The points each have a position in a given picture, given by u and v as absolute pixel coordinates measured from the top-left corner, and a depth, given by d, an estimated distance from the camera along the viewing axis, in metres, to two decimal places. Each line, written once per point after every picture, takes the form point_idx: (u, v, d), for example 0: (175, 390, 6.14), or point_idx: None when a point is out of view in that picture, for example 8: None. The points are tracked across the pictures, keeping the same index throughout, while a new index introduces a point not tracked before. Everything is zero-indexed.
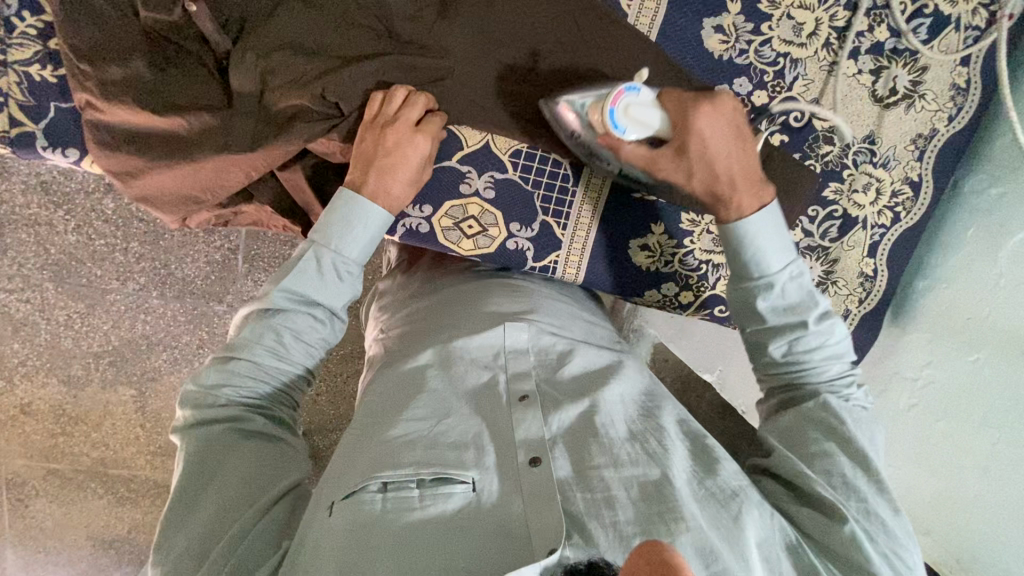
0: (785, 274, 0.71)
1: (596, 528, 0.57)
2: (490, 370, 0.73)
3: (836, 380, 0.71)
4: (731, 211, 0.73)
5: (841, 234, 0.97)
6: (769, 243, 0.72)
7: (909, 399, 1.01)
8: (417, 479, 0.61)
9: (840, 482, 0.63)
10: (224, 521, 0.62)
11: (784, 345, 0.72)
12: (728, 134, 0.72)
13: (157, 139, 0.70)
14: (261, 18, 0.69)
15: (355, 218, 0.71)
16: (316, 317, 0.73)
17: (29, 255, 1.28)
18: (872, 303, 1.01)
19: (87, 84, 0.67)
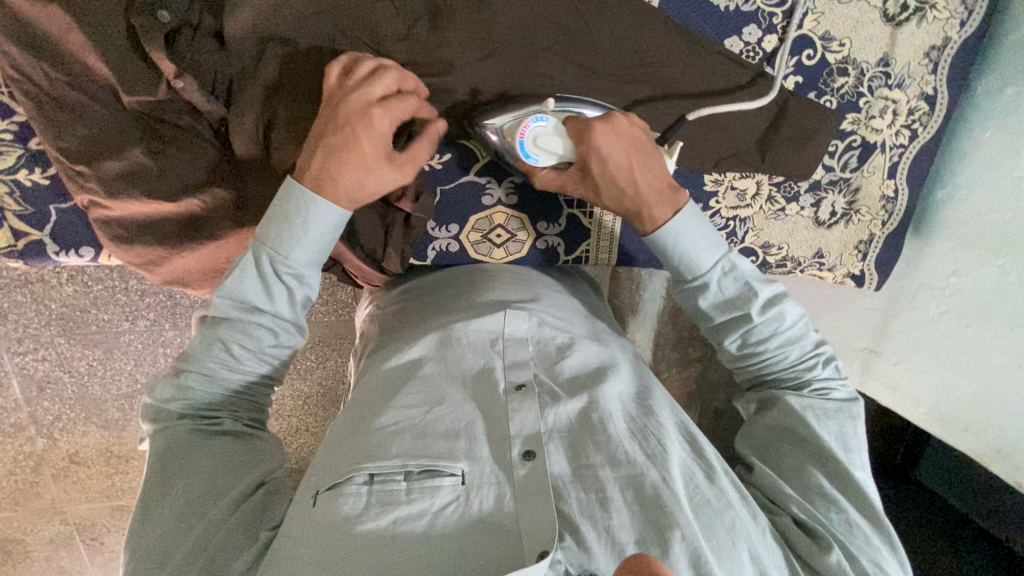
0: (717, 271, 0.70)
1: (589, 532, 0.55)
2: (486, 357, 0.69)
3: (798, 364, 0.72)
4: (648, 221, 0.71)
5: (861, 162, 0.95)
6: (692, 245, 0.70)
7: (938, 308, 1.04)
8: (404, 471, 0.57)
9: (821, 495, 0.64)
10: (188, 521, 0.56)
11: (734, 339, 0.72)
12: (631, 144, 0.69)
13: (173, 225, 0.67)
14: (248, 73, 0.62)
15: (292, 210, 0.61)
16: (265, 325, 0.63)
17: (30, 313, 1.10)
18: (895, 223, 1.02)
19: (88, 185, 0.64)
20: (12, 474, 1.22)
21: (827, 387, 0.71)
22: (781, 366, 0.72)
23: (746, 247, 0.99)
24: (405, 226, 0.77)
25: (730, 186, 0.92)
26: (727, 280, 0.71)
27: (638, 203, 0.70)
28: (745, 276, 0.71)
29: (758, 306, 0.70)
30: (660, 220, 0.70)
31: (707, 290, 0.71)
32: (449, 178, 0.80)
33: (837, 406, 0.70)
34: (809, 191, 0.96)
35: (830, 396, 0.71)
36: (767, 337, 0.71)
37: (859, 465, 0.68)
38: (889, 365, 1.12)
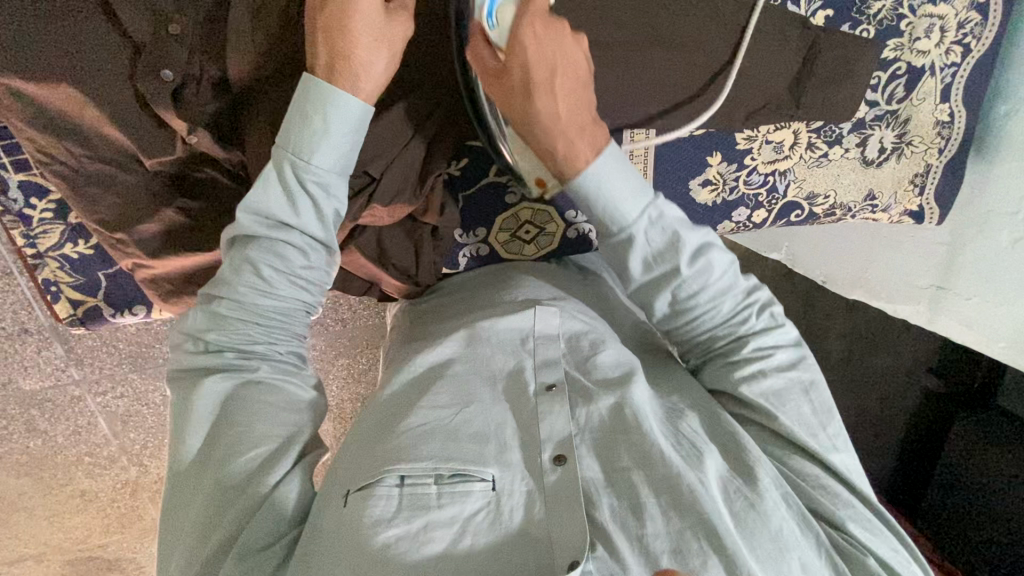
0: (643, 221, 0.62)
1: (623, 545, 0.53)
2: (515, 357, 0.69)
3: (731, 314, 0.67)
4: (564, 164, 0.62)
5: (909, 91, 0.87)
6: (620, 193, 0.62)
7: (1013, 234, 0.97)
8: (436, 474, 0.57)
9: (819, 487, 0.61)
10: (222, 503, 0.55)
11: (663, 303, 0.66)
12: (565, 64, 0.58)
13: (210, 274, 0.69)
14: (258, 113, 0.61)
15: (309, 107, 0.57)
16: (296, 245, 0.60)
17: (104, 356, 1.18)
18: (953, 149, 0.94)
19: (129, 250, 0.65)
20: (114, 501, 1.32)
21: (773, 342, 0.67)
22: (715, 322, 0.67)
23: (790, 201, 0.94)
24: (433, 240, 0.76)
25: (766, 140, 0.86)
26: (654, 228, 0.63)
27: (551, 141, 0.61)
28: (672, 225, 0.63)
29: (687, 256, 0.64)
30: (581, 159, 0.61)
31: (633, 243, 0.63)
32: (468, 184, 0.77)
33: (788, 371, 0.65)
34: (852, 131, 0.88)
35: (774, 355, 0.66)
36: (697, 292, 0.65)
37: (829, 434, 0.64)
38: (960, 301, 1.06)
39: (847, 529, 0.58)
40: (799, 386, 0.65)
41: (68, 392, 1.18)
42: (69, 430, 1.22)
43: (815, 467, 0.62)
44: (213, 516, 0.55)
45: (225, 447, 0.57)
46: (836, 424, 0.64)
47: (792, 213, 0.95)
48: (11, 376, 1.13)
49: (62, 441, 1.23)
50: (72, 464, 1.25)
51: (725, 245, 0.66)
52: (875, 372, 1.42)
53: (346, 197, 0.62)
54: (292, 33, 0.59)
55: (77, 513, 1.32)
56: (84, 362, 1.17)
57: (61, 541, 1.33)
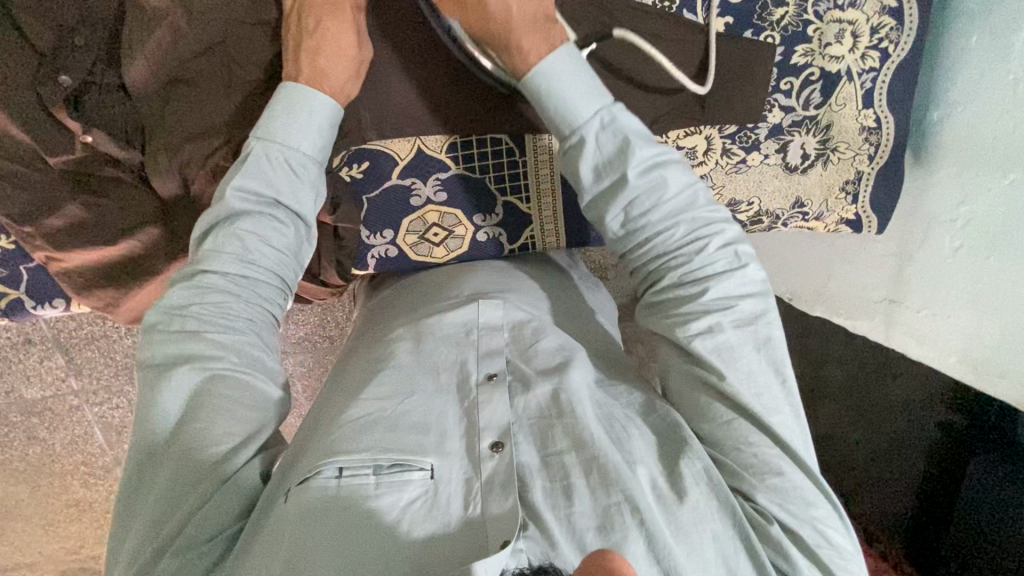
0: (592, 122, 0.64)
1: (550, 520, 0.52)
2: (460, 351, 0.67)
3: (688, 241, 0.63)
4: (520, 62, 0.66)
5: (825, 97, 0.87)
6: (572, 87, 0.64)
7: (953, 243, 0.92)
8: (374, 465, 0.54)
9: (752, 458, 0.56)
10: (177, 492, 0.55)
11: (615, 218, 0.65)
12: None
13: (117, 266, 0.73)
14: (154, 115, 0.66)
15: (295, 105, 0.64)
16: (278, 219, 0.64)
17: (103, 367, 1.22)
18: (884, 157, 0.92)
19: (37, 243, 0.70)
20: (106, 512, 1.37)
21: (733, 287, 0.61)
22: (667, 254, 0.63)
23: None
24: (334, 239, 0.80)
25: (677, 146, 0.86)
26: (605, 132, 0.65)
27: (506, 38, 0.65)
28: (625, 130, 0.64)
29: (637, 166, 0.63)
30: (534, 58, 0.65)
31: (584, 145, 0.65)
32: (372, 185, 0.80)
33: (748, 325, 0.59)
34: (769, 136, 0.88)
35: (737, 303, 0.60)
36: (649, 211, 0.63)
37: (777, 393, 0.58)
38: (913, 313, 1.00)
39: (760, 498, 0.55)
40: (753, 343, 0.58)
41: (66, 401, 1.23)
42: (66, 438, 1.28)
43: (745, 428, 0.57)
44: (171, 501, 0.55)
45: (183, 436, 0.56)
46: (789, 388, 0.58)
47: None
48: (14, 384, 1.20)
49: (59, 450, 1.29)
50: (68, 473, 1.32)
51: (683, 163, 0.64)
52: (885, 400, 1.31)
53: (321, 181, 0.68)
54: (184, 39, 0.65)
55: (72, 522, 1.38)
56: (82, 373, 1.21)
57: (59, 549, 1.39)
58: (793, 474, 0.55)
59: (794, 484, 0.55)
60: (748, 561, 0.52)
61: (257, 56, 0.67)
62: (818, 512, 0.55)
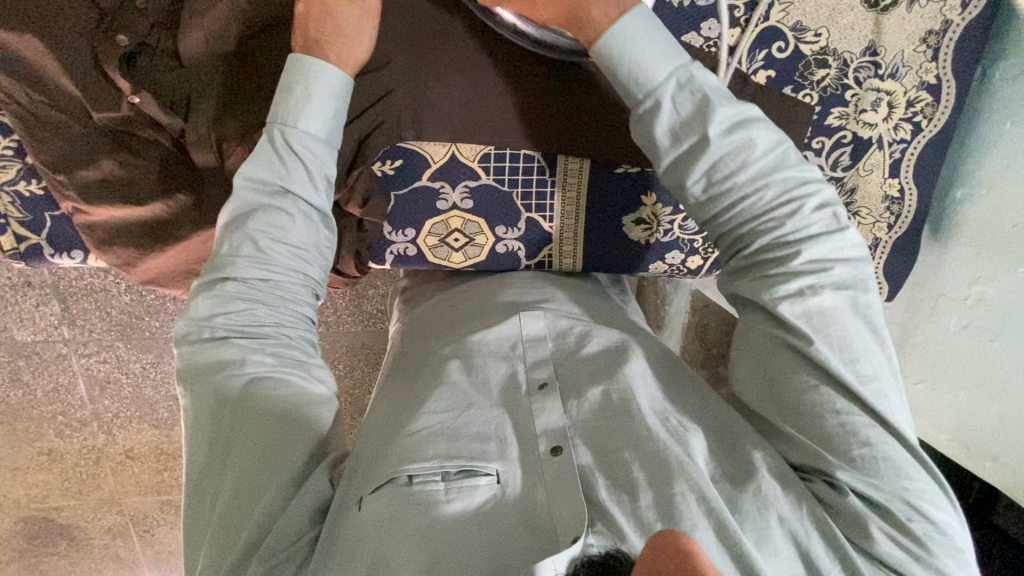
0: (670, 83, 0.63)
1: (617, 513, 0.54)
2: (509, 364, 0.69)
3: (780, 205, 0.61)
4: (588, 31, 0.64)
5: (853, 161, 0.89)
6: (641, 52, 0.63)
7: (960, 321, 0.93)
8: (442, 471, 0.57)
9: (835, 427, 0.55)
10: (246, 494, 0.57)
11: (700, 176, 0.63)
12: None
13: (141, 228, 0.74)
14: (202, 86, 0.68)
15: (295, 83, 0.64)
16: (286, 210, 0.64)
17: (95, 319, 1.22)
18: (903, 227, 0.93)
19: (68, 193, 0.71)
20: (76, 465, 1.37)
21: (829, 249, 0.60)
22: (756, 215, 0.62)
23: None
24: (358, 231, 0.81)
25: None
26: (682, 94, 0.64)
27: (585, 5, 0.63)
28: (703, 89, 0.63)
29: (719, 126, 0.62)
30: (602, 24, 0.64)
31: (659, 109, 0.64)
32: (403, 183, 0.81)
33: (845, 287, 0.58)
34: None
35: (830, 267, 0.59)
36: (737, 173, 0.62)
37: (878, 357, 0.57)
38: (910, 384, 1.02)
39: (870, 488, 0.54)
40: (852, 304, 0.58)
41: (55, 348, 1.23)
42: (49, 386, 1.27)
43: (839, 397, 0.55)
44: (243, 505, 0.57)
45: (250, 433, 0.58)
46: (885, 350, 0.57)
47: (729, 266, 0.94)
48: (6, 324, 1.19)
49: (40, 396, 1.28)
50: (45, 422, 1.31)
51: (769, 122, 0.62)
52: None
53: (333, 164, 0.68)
54: (242, 16, 0.66)
55: (41, 471, 1.36)
56: (76, 322, 1.21)
57: (24, 496, 1.38)
58: (885, 445, 0.54)
59: (884, 455, 0.54)
60: (829, 552, 0.53)
61: None
62: (916, 485, 0.54)
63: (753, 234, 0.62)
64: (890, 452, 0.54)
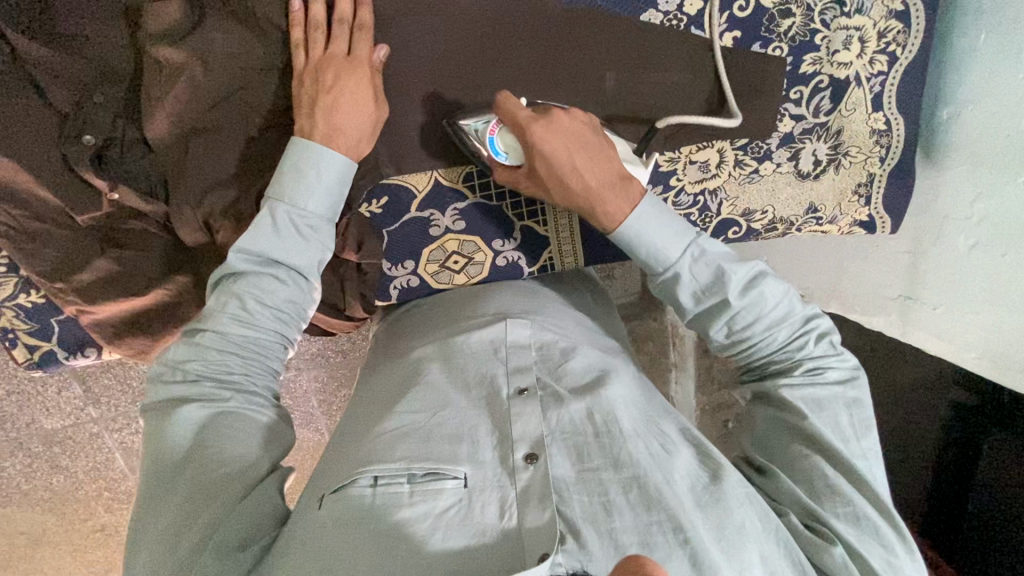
0: (687, 258, 0.68)
1: (590, 534, 0.53)
2: (490, 366, 0.69)
3: (786, 342, 0.69)
4: (604, 220, 0.70)
5: (835, 103, 0.87)
6: (663, 235, 0.68)
7: (967, 239, 0.92)
8: (408, 474, 0.57)
9: (823, 485, 0.62)
10: (192, 510, 0.55)
11: (721, 328, 0.70)
12: (581, 145, 0.68)
13: (149, 315, 0.75)
14: (177, 169, 0.67)
15: (303, 163, 0.64)
16: (279, 278, 0.65)
17: (119, 394, 1.23)
18: (895, 158, 0.92)
19: (69, 296, 0.71)
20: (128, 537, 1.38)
21: (826, 363, 0.68)
22: (770, 350, 0.69)
23: (725, 219, 0.93)
24: (358, 274, 0.82)
25: (690, 160, 0.86)
26: (699, 265, 0.69)
27: (580, 187, 0.69)
28: (716, 260, 0.69)
29: (736, 288, 0.68)
30: (618, 216, 0.69)
31: (680, 280, 0.69)
32: (391, 219, 0.81)
33: (837, 388, 0.66)
34: (781, 146, 0.88)
35: (826, 374, 0.67)
36: (752, 322, 0.68)
37: (866, 445, 0.64)
38: (931, 311, 0.99)
39: (828, 522, 0.60)
40: (844, 402, 0.66)
41: (86, 429, 1.24)
42: (88, 466, 1.28)
43: (831, 471, 0.62)
44: (188, 517, 0.55)
45: (201, 461, 0.57)
46: (874, 439, 0.65)
47: (729, 231, 0.94)
48: (34, 415, 1.21)
49: (82, 477, 1.29)
50: (91, 500, 1.31)
51: (777, 275, 0.68)
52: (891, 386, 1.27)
53: (330, 240, 0.68)
54: (202, 90, 0.65)
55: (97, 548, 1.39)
56: (101, 400, 1.23)
57: None
58: (862, 504, 0.60)
59: (864, 514, 0.60)
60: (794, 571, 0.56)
61: (274, 101, 0.67)
62: (887, 541, 0.60)
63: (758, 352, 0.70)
64: (870, 514, 0.60)
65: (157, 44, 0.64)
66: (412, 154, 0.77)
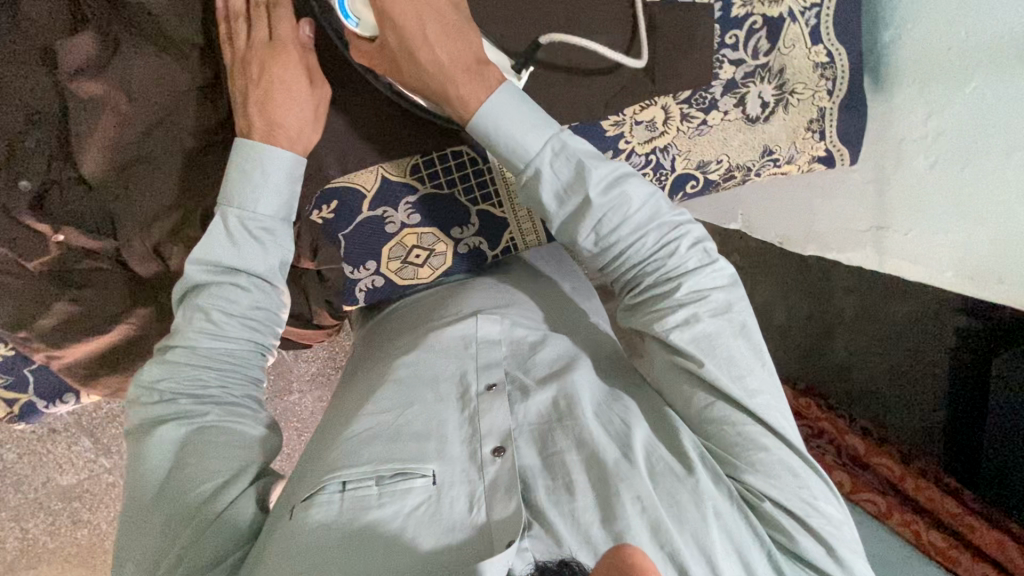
0: (547, 152, 0.66)
1: (555, 518, 0.55)
2: (458, 363, 0.70)
3: (657, 255, 0.66)
4: (456, 101, 0.67)
5: (773, 42, 0.86)
6: (516, 121, 0.65)
7: (928, 158, 0.91)
8: (376, 476, 0.58)
9: (733, 436, 0.60)
10: (172, 528, 0.58)
11: (587, 236, 0.66)
12: (436, 21, 0.66)
13: (119, 353, 0.76)
14: (119, 202, 0.68)
15: (246, 164, 0.65)
16: (241, 285, 0.66)
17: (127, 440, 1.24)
18: (843, 89, 0.91)
19: (36, 345, 0.72)
20: None
21: (704, 281, 0.65)
22: (640, 260, 0.67)
23: (681, 175, 0.92)
24: (319, 281, 0.86)
25: (636, 121, 0.86)
26: (560, 161, 0.66)
27: (435, 72, 0.66)
28: (578, 156, 0.66)
29: (598, 186, 0.65)
30: (471, 100, 0.66)
31: (541, 176, 0.66)
32: (346, 221, 0.80)
33: (720, 312, 0.63)
34: (725, 93, 0.88)
35: (708, 296, 0.64)
36: (618, 227, 0.66)
37: (762, 377, 0.62)
38: (901, 236, 0.99)
39: (753, 482, 0.58)
40: (730, 328, 0.63)
41: (102, 479, 1.24)
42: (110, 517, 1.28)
43: (737, 416, 0.60)
44: (169, 535, 0.58)
45: (177, 482, 0.59)
46: (767, 368, 0.62)
47: (688, 186, 0.94)
48: (49, 472, 1.22)
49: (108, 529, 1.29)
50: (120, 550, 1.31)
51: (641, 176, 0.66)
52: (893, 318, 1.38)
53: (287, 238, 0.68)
54: (129, 120, 0.66)
55: None
56: (111, 448, 1.24)
57: None
58: (777, 450, 0.59)
59: (779, 460, 0.59)
60: (744, 522, 0.57)
61: (205, 121, 0.68)
62: (807, 486, 0.59)
63: (634, 270, 0.68)
64: (788, 460, 0.59)
65: (77, 80, 0.64)
66: (366, 148, 0.77)
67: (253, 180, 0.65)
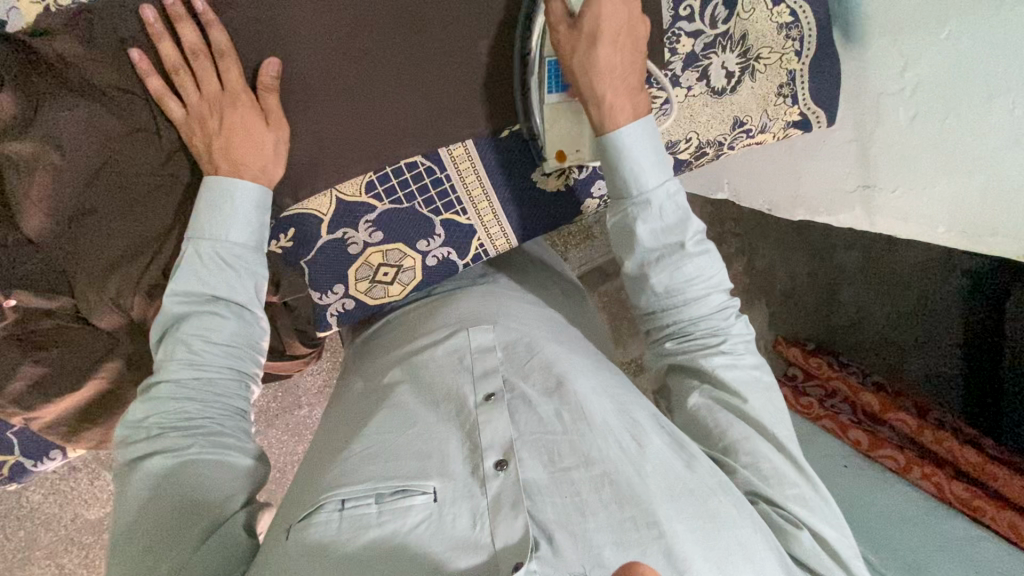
0: (661, 191, 0.70)
1: (562, 537, 0.53)
2: (457, 376, 0.67)
3: (713, 315, 0.71)
4: (610, 112, 0.70)
5: (730, 9, 0.82)
6: (645, 159, 0.70)
7: (908, 111, 0.87)
8: (376, 494, 0.56)
9: (768, 470, 0.64)
10: (150, 559, 0.54)
11: (664, 278, 0.70)
12: (626, 39, 0.70)
13: (92, 408, 0.75)
14: (69, 257, 0.67)
15: (218, 201, 0.64)
16: (221, 315, 0.65)
17: None
18: (813, 48, 0.87)
19: (9, 410, 0.70)
20: None
21: (744, 346, 0.71)
22: (699, 317, 0.71)
23: None
24: (288, 312, 0.82)
25: None
26: (669, 203, 0.71)
27: (599, 90, 0.70)
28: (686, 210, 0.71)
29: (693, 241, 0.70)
30: (625, 118, 0.70)
31: (648, 208, 0.70)
32: (305, 249, 0.78)
33: (755, 372, 0.70)
34: (687, 67, 0.84)
35: (744, 356, 0.70)
36: (692, 282, 0.70)
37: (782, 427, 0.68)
38: (888, 195, 0.93)
39: (783, 506, 0.62)
40: (761, 385, 0.69)
41: None
42: None
43: (766, 452, 0.65)
44: (148, 565, 0.54)
45: (162, 511, 0.57)
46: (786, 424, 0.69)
47: None
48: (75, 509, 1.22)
49: None
50: None
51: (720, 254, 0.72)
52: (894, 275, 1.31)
53: (260, 268, 0.68)
54: (67, 172, 0.64)
55: None
56: None
57: None
58: (799, 486, 0.64)
59: (801, 492, 0.63)
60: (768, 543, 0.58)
61: (146, 164, 0.66)
62: (820, 516, 0.63)
63: (687, 323, 0.72)
64: (805, 493, 0.64)
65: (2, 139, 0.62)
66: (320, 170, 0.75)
67: (223, 214, 0.64)
